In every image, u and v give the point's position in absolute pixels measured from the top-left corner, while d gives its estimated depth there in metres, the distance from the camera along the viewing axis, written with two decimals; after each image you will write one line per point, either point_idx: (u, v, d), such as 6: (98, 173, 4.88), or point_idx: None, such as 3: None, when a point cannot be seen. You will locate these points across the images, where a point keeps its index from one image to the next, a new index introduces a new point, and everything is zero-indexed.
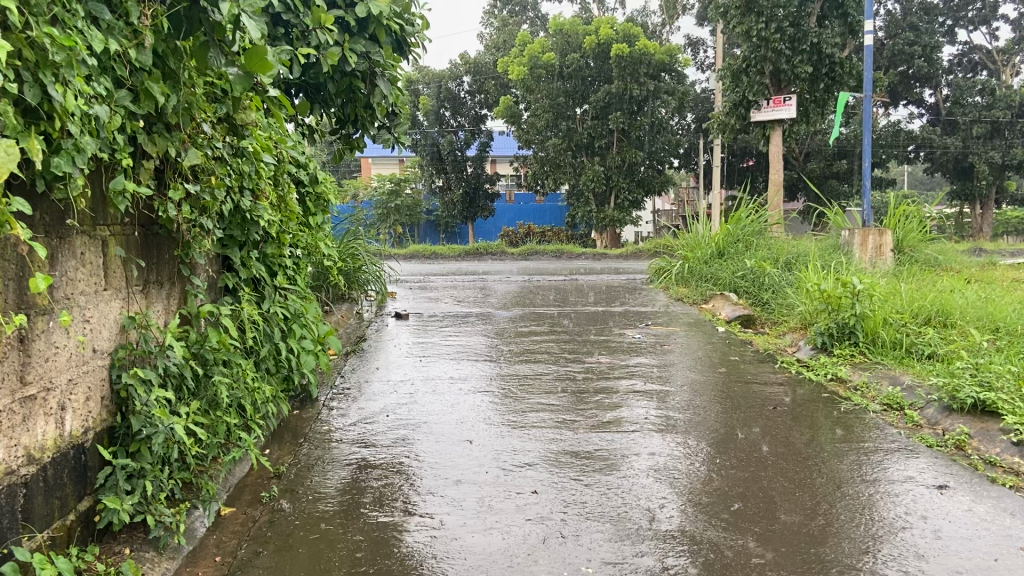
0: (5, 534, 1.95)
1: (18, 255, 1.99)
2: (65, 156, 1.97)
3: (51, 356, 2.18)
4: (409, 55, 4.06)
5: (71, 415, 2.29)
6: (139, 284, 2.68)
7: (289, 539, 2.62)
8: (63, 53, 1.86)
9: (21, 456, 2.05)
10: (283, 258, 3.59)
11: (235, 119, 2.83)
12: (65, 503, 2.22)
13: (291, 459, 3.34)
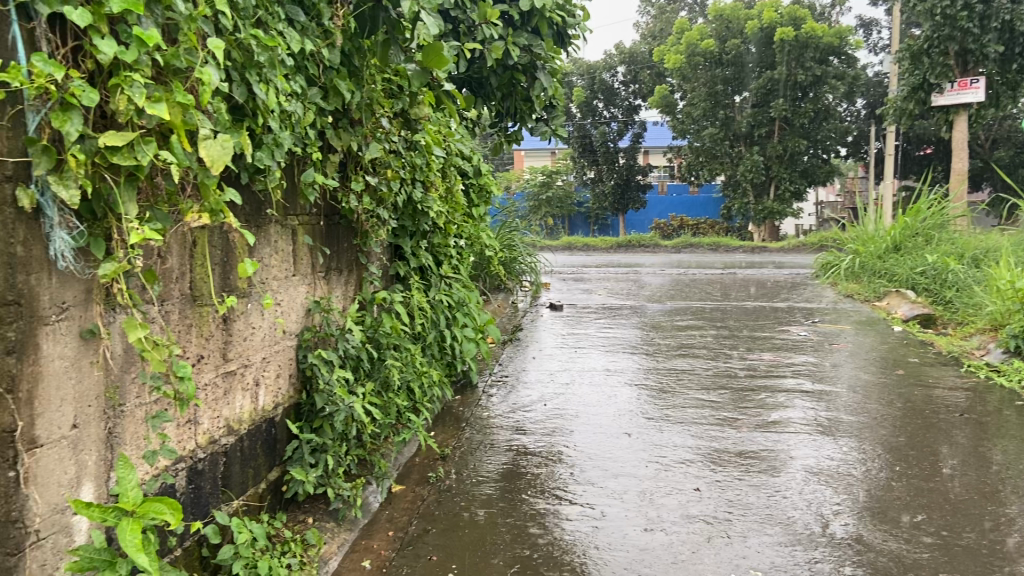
0: (209, 498, 2.13)
1: (225, 242, 2.17)
2: (266, 151, 2.12)
3: (249, 335, 2.36)
4: (569, 46, 4.07)
5: (264, 391, 2.48)
6: (323, 271, 2.86)
7: (455, 519, 2.71)
8: (267, 54, 1.99)
9: (223, 427, 2.24)
10: (448, 248, 3.71)
11: (410, 113, 2.95)
12: (258, 472, 2.41)
13: (455, 442, 3.45)
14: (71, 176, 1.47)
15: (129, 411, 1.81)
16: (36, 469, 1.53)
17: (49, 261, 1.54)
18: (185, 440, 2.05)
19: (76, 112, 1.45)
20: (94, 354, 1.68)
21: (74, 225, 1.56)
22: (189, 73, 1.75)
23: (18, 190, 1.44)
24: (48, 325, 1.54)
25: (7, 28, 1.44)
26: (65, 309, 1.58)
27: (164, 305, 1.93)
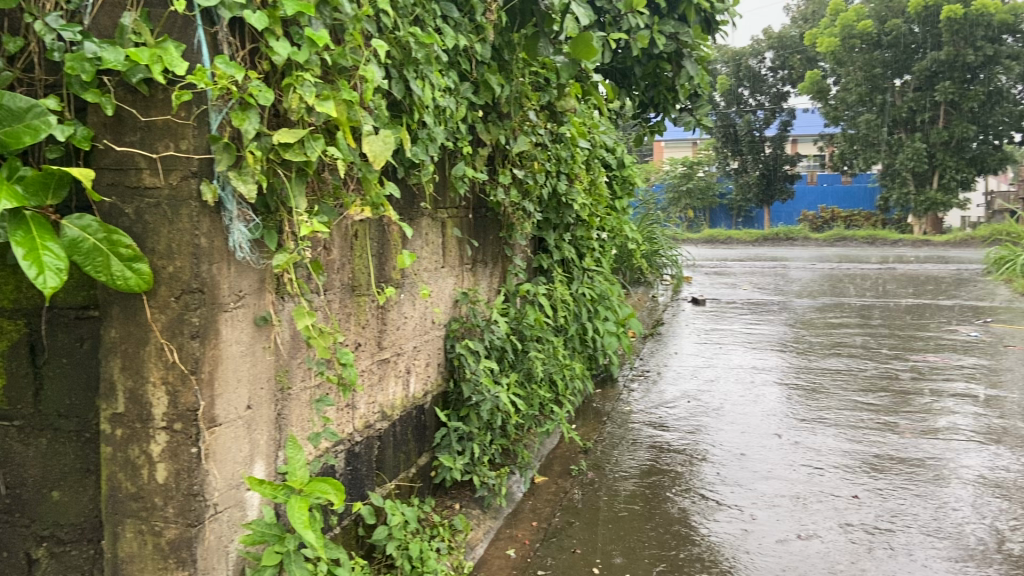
0: (364, 480, 2.22)
1: (381, 234, 2.25)
2: (421, 146, 2.18)
3: (402, 324, 2.44)
4: (718, 32, 3.93)
5: (415, 378, 2.56)
6: (470, 263, 2.92)
7: (598, 514, 2.70)
8: (424, 50, 2.04)
9: (377, 412, 2.33)
10: (591, 241, 3.70)
11: (556, 106, 2.95)
12: (408, 457, 2.49)
13: (596, 436, 3.44)
14: (249, 172, 1.57)
15: (296, 394, 1.91)
16: (215, 446, 1.61)
17: (229, 252, 1.62)
18: (344, 423, 2.14)
19: (254, 111, 1.54)
20: (266, 340, 1.78)
21: (250, 218, 1.65)
22: (353, 72, 1.82)
23: (203, 184, 1.53)
24: (227, 311, 1.63)
25: (193, 32, 1.53)
26: (241, 297, 1.68)
27: (326, 295, 2.01)
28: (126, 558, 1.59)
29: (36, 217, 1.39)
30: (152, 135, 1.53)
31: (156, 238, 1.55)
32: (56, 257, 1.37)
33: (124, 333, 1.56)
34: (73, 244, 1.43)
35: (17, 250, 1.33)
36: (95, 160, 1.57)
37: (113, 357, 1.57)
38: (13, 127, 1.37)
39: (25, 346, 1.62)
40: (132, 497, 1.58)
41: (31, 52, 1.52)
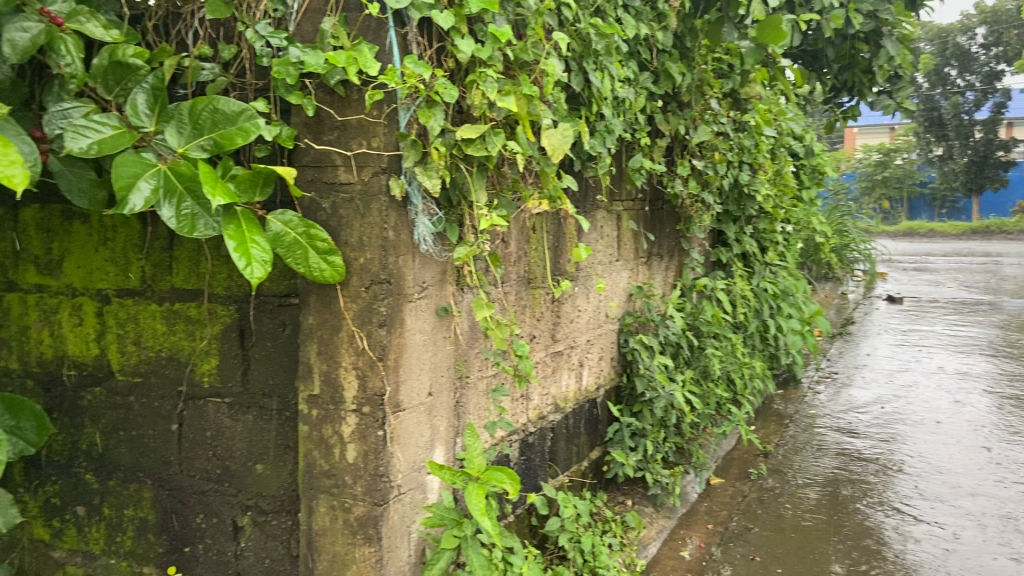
0: (538, 470, 2.25)
1: (556, 227, 2.26)
2: (599, 138, 2.17)
3: (576, 317, 2.44)
4: (923, 7, 3.60)
5: (588, 372, 2.55)
6: (645, 256, 2.88)
7: (778, 521, 2.57)
8: (604, 41, 2.03)
9: (551, 404, 2.34)
10: (774, 234, 3.52)
11: (739, 93, 2.83)
12: (580, 450, 2.50)
13: (777, 439, 3.28)
14: (433, 167, 1.63)
15: (473, 382, 1.97)
16: (399, 429, 1.69)
17: (414, 245, 1.69)
18: (518, 414, 2.18)
19: (439, 108, 1.59)
20: (447, 330, 1.84)
21: (433, 212, 1.72)
22: (534, 66, 1.83)
23: (392, 180, 1.60)
24: (412, 301, 1.70)
25: (386, 33, 1.59)
26: (425, 288, 1.74)
27: (503, 287, 2.05)
28: (318, 531, 1.70)
29: (245, 213, 1.52)
30: (347, 133, 1.62)
31: (348, 231, 1.64)
32: (262, 250, 1.49)
33: (319, 320, 1.67)
34: (276, 237, 1.55)
35: (230, 244, 1.45)
36: (297, 158, 1.67)
37: (310, 342, 1.68)
38: (227, 129, 1.50)
39: (235, 330, 1.76)
40: (325, 474, 1.69)
41: (243, 58, 1.65)
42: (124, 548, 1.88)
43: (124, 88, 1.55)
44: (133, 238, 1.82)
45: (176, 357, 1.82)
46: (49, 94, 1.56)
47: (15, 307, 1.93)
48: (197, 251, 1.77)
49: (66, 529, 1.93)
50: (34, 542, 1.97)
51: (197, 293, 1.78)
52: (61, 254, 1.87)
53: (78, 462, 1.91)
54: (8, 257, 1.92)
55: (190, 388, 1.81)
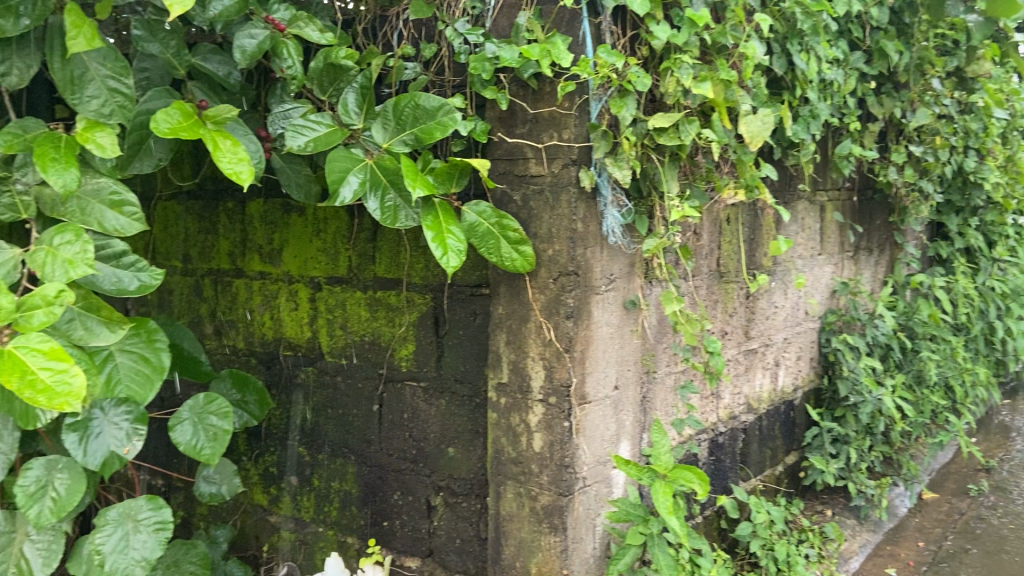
0: (728, 472, 2.16)
1: (752, 218, 2.16)
2: (802, 123, 2.04)
3: (773, 314, 2.32)
4: None
5: (785, 372, 2.42)
6: (851, 250, 2.69)
7: (1005, 545, 2.30)
8: (811, 21, 1.90)
9: (743, 404, 2.24)
10: (1005, 227, 3.15)
11: (965, 72, 2.57)
12: (775, 454, 2.37)
13: (1004, 454, 2.94)
14: (624, 158, 1.61)
15: (661, 378, 1.93)
16: (584, 422, 1.68)
17: (603, 237, 1.68)
18: (708, 412, 2.11)
19: (632, 98, 1.57)
20: (635, 323, 1.81)
21: (623, 203, 1.70)
22: (733, 49, 1.75)
23: (582, 171, 1.60)
24: (599, 293, 1.69)
25: (579, 24, 1.59)
26: (613, 281, 1.72)
27: (694, 280, 1.99)
28: (506, 516, 1.74)
29: (442, 204, 1.58)
30: (539, 125, 1.63)
31: (538, 223, 1.65)
32: (457, 240, 1.54)
33: (509, 310, 1.70)
34: (471, 228, 1.60)
35: (428, 233, 1.52)
36: (490, 151, 1.71)
37: (499, 331, 1.72)
38: (427, 124, 1.57)
39: (430, 317, 1.84)
40: (512, 461, 1.72)
41: (442, 56, 1.71)
42: (330, 518, 2.03)
43: (337, 88, 1.66)
44: (341, 229, 1.95)
45: (378, 342, 1.93)
46: (275, 96, 1.71)
47: (242, 292, 2.13)
48: (397, 242, 1.86)
49: (281, 496, 2.10)
50: (254, 506, 2.15)
51: (396, 282, 1.88)
52: (281, 243, 2.04)
53: (293, 436, 2.07)
54: (237, 246, 2.12)
55: (390, 371, 1.91)
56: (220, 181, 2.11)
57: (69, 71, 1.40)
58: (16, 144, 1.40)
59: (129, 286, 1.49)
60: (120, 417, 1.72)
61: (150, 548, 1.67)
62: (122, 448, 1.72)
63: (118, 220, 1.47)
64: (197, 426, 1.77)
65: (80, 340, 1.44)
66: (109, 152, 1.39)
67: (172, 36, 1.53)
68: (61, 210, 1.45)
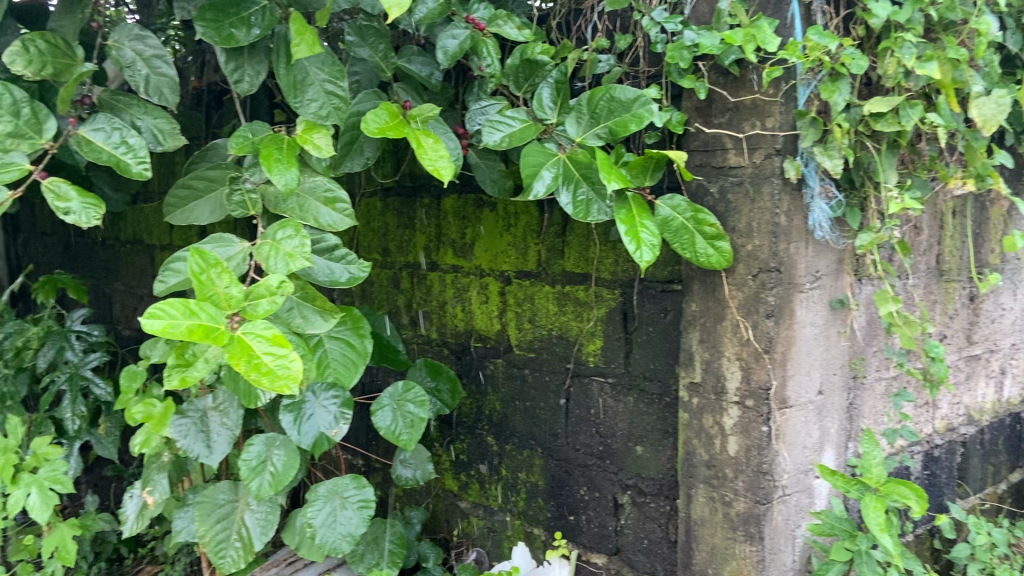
0: (944, 488, 1.97)
1: (977, 211, 1.95)
2: None
3: (1000, 317, 2.09)
4: None
5: (1012, 381, 2.17)
6: None
7: None
8: None
9: (963, 415, 2.03)
10: None
11: None
12: (998, 471, 2.14)
13: None
14: (835, 146, 1.51)
15: (870, 384, 1.79)
16: (784, 427, 1.59)
17: (809, 231, 1.58)
18: (923, 423, 1.93)
19: (845, 81, 1.48)
20: (842, 324, 1.69)
21: (832, 196, 1.59)
22: (962, 25, 1.59)
23: (787, 162, 1.50)
24: (804, 291, 1.58)
25: (787, 6, 1.50)
26: (818, 278, 1.61)
27: (910, 279, 1.82)
28: (698, 520, 1.68)
29: (636, 198, 1.55)
30: (740, 115, 1.56)
31: (736, 217, 1.58)
32: (650, 234, 1.50)
33: (703, 307, 1.64)
34: (665, 222, 1.56)
35: (622, 227, 1.49)
36: (686, 143, 1.66)
37: (692, 329, 1.66)
38: (622, 117, 1.55)
39: (619, 313, 1.82)
40: (705, 464, 1.66)
41: (638, 47, 1.69)
42: (517, 507, 2.06)
43: (532, 84, 1.68)
44: (531, 223, 1.96)
45: (565, 336, 1.93)
46: (472, 94, 1.75)
47: (436, 284, 2.21)
48: (588, 236, 1.85)
49: (471, 482, 2.16)
50: (445, 490, 2.22)
51: (585, 277, 1.87)
52: (472, 238, 2.09)
53: (482, 426, 2.12)
54: (432, 240, 2.19)
55: (578, 366, 1.91)
56: (417, 178, 2.20)
57: (292, 77, 1.51)
58: (245, 147, 1.54)
59: (339, 277, 1.59)
60: (329, 401, 1.83)
61: (354, 525, 1.78)
62: (331, 430, 1.83)
63: (332, 216, 1.56)
64: (396, 411, 1.87)
65: (298, 328, 1.55)
66: (325, 152, 1.48)
67: (380, 39, 1.60)
68: (283, 207, 1.57)
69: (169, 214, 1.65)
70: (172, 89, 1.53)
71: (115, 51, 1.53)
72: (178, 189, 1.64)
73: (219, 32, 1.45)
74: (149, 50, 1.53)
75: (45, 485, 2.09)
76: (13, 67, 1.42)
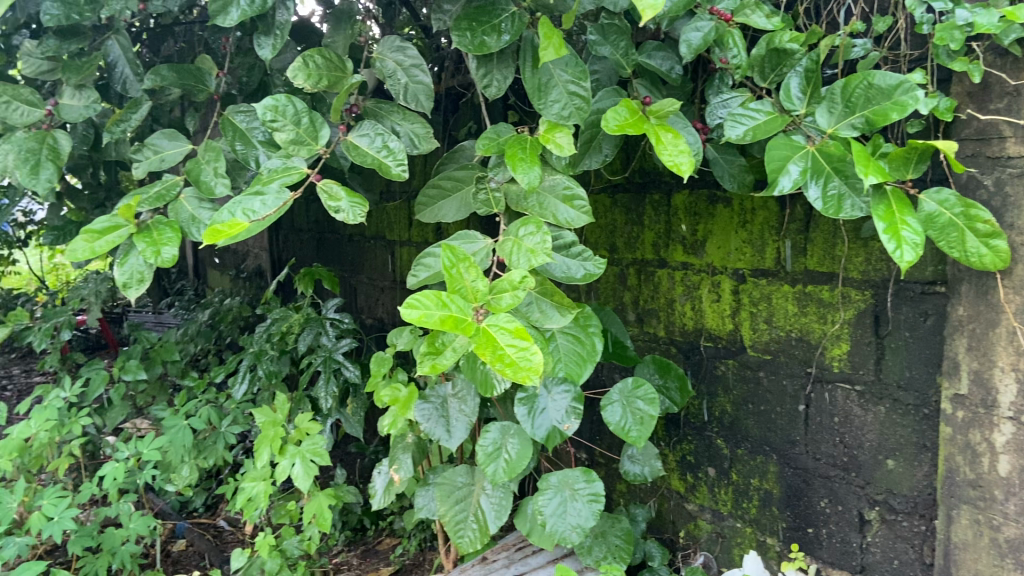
0: None
1: None
2: None
3: None
4: None
5: None
6: None
7: None
8: None
9: None
10: None
11: None
12: None
13: None
14: None
15: None
16: None
17: None
18: None
19: None
20: None
21: None
22: None
23: None
24: None
25: None
26: None
27: None
28: (958, 544, 1.53)
29: (896, 191, 1.43)
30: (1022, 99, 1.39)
31: (1017, 212, 1.41)
32: (913, 232, 1.38)
33: (972, 312, 1.49)
34: (930, 218, 1.43)
35: (879, 225, 1.39)
36: (955, 131, 1.51)
37: (959, 335, 1.52)
38: (881, 105, 1.42)
39: (870, 317, 1.70)
40: (970, 484, 1.50)
41: (899, 29, 1.57)
42: (749, 515, 1.99)
43: (779, 74, 1.60)
44: (770, 220, 1.88)
45: (807, 339, 1.83)
46: (712, 88, 1.72)
47: (663, 281, 2.17)
48: (835, 234, 1.74)
49: (699, 485, 2.11)
50: (671, 491, 2.19)
51: (832, 276, 1.76)
52: (704, 234, 2.03)
53: (711, 427, 2.07)
54: (661, 236, 2.16)
55: (820, 371, 1.80)
56: (648, 174, 2.17)
57: (538, 78, 1.55)
58: (491, 148, 1.60)
59: (575, 274, 1.61)
60: (561, 394, 1.85)
61: (584, 517, 1.79)
62: (563, 424, 1.85)
63: (570, 213, 1.59)
64: (626, 408, 1.86)
65: (536, 322, 1.59)
66: (565, 151, 1.50)
67: (622, 37, 1.61)
68: (524, 205, 1.62)
69: (421, 211, 1.76)
70: (426, 95, 1.63)
71: (379, 63, 1.67)
72: (429, 189, 1.75)
73: (472, 40, 1.52)
74: (408, 60, 1.65)
75: (307, 457, 2.33)
76: (296, 81, 1.58)
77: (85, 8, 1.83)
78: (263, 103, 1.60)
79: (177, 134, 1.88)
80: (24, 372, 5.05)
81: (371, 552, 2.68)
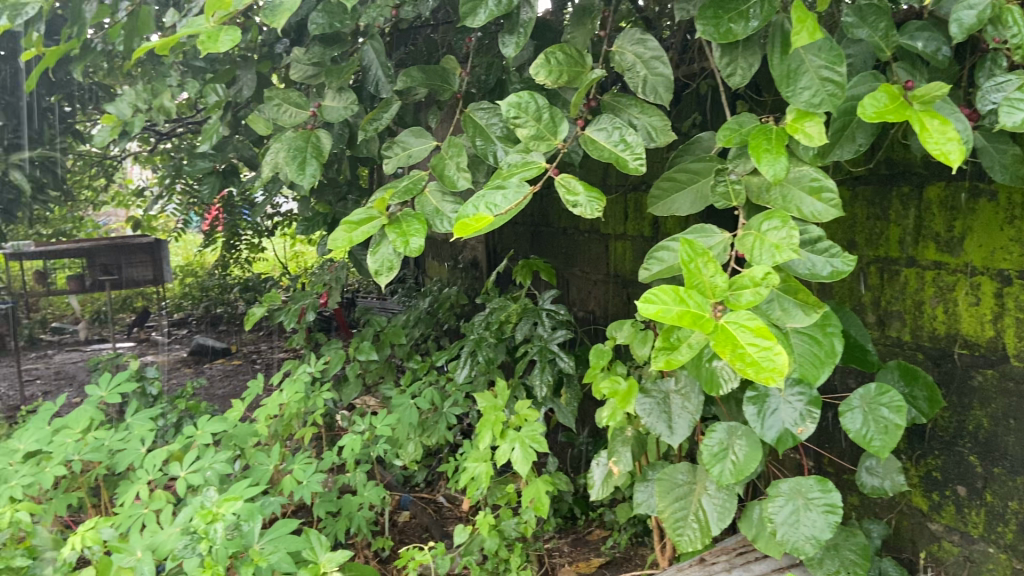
0: None
1: None
2: None
3: None
4: None
5: None
6: None
7: None
8: None
9: None
10: None
11: None
12: None
13: None
14: None
15: None
16: None
17: None
18: None
19: None
20: None
21: None
22: None
23: None
24: None
25: None
26: None
27: None
28: None
29: None
30: None
31: None
32: None
33: None
34: None
35: None
36: None
37: None
38: None
39: None
40: None
41: None
42: (1004, 540, 1.82)
43: None
44: None
45: None
46: (982, 70, 1.58)
47: (911, 281, 2.01)
48: None
49: (945, 504, 1.95)
50: (911, 508, 2.04)
51: None
52: (962, 231, 1.86)
53: (963, 443, 1.89)
54: (910, 233, 2.00)
55: None
56: (896, 165, 2.02)
57: (787, 65, 1.50)
58: (732, 138, 1.55)
59: (821, 271, 1.52)
60: (795, 396, 1.76)
61: (819, 528, 1.69)
62: (796, 427, 1.74)
63: (817, 206, 1.51)
64: (868, 415, 1.75)
65: (777, 320, 1.53)
66: (816, 141, 1.43)
67: (881, 18, 1.51)
68: (766, 198, 1.56)
69: (654, 204, 1.77)
70: (666, 87, 1.61)
71: (618, 56, 1.69)
72: (663, 181, 1.74)
73: (718, 28, 1.49)
74: (648, 53, 1.65)
75: (526, 442, 2.39)
76: (537, 78, 1.63)
77: (344, 16, 1.99)
78: (507, 101, 1.66)
79: (423, 132, 2.01)
80: (270, 348, 5.63)
81: (582, 541, 2.73)
